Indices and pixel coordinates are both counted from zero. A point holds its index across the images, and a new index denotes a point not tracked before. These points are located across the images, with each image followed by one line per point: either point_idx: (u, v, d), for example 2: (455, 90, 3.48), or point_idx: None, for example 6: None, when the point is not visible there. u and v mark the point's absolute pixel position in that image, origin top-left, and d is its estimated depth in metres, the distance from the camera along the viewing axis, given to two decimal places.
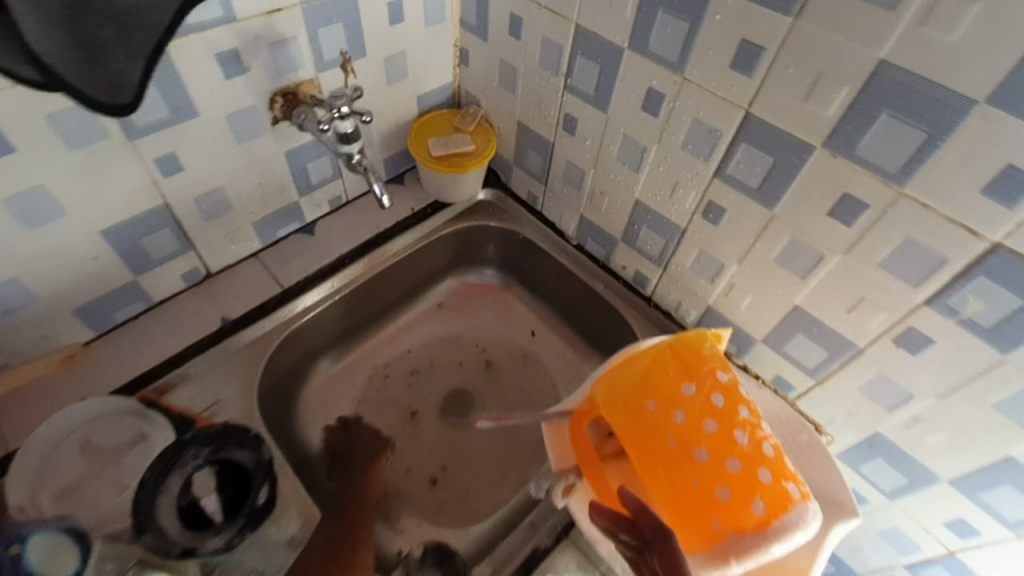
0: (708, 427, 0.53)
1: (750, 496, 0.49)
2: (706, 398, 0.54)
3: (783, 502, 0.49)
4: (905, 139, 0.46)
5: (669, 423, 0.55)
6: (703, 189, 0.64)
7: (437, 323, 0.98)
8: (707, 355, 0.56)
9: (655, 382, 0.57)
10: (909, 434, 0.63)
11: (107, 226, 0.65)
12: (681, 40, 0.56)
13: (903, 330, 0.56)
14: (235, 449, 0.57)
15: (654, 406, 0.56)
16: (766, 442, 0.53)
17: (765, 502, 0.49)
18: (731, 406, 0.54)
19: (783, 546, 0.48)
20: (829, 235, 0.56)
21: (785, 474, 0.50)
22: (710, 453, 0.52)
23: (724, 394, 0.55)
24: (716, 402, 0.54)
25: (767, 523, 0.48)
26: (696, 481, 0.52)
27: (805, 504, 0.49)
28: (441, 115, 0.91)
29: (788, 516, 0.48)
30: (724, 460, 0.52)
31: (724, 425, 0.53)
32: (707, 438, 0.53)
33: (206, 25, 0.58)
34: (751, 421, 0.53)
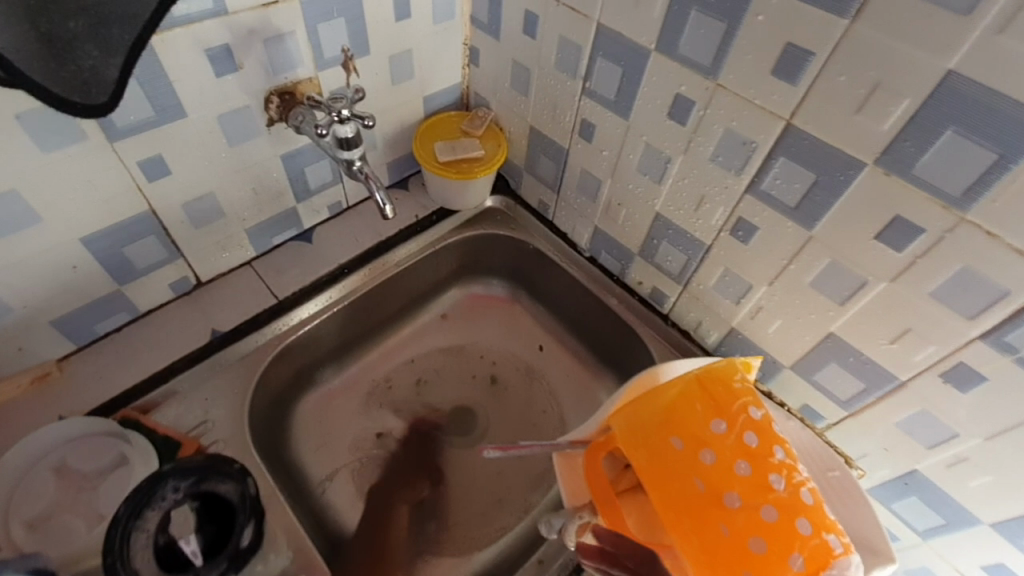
0: (740, 469, 0.49)
1: (788, 550, 0.45)
2: (738, 437, 0.50)
3: (825, 557, 0.44)
4: (971, 159, 0.42)
5: (697, 463, 0.50)
6: (733, 204, 0.59)
7: (441, 335, 0.93)
8: (738, 390, 0.53)
9: (681, 417, 0.53)
10: (949, 475, 0.58)
11: (87, 233, 0.60)
12: (716, 43, 0.51)
13: (952, 366, 0.51)
14: (219, 482, 0.51)
15: (680, 444, 0.51)
16: (805, 487, 0.48)
17: (804, 557, 0.44)
18: (765, 446, 0.50)
19: None
20: (874, 260, 0.51)
21: (825, 524, 0.46)
22: (743, 498, 0.48)
23: (757, 433, 0.51)
24: (749, 442, 0.50)
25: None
26: (726, 530, 0.47)
27: (848, 558, 0.44)
28: (449, 118, 0.86)
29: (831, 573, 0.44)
30: (758, 507, 0.47)
31: (758, 468, 0.49)
32: (739, 481, 0.48)
33: (194, 17, 0.53)
34: (787, 463, 0.49)
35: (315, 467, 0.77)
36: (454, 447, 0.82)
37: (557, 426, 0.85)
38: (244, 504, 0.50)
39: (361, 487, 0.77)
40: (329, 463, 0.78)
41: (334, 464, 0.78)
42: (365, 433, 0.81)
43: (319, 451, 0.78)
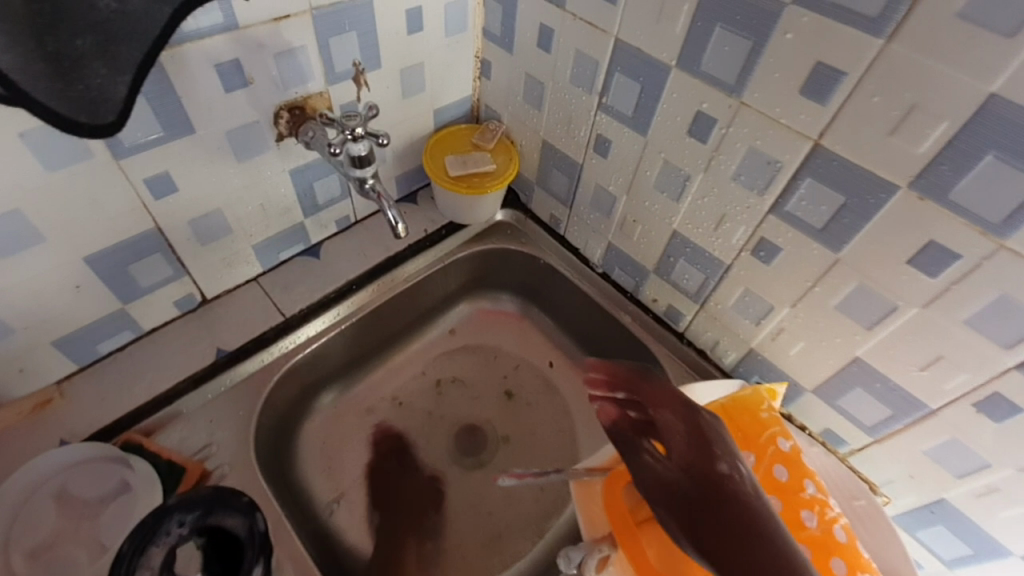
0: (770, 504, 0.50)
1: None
2: (768, 471, 0.52)
3: None
4: (1013, 185, 0.40)
5: None
6: (755, 225, 0.58)
7: (450, 351, 0.91)
8: (764, 420, 0.55)
9: None
10: (980, 505, 0.56)
11: (90, 252, 0.58)
12: (742, 60, 0.50)
13: (986, 395, 0.49)
14: (227, 516, 0.49)
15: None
16: (837, 524, 0.49)
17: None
18: (795, 481, 0.51)
19: None
20: (906, 285, 0.49)
21: (860, 564, 0.47)
22: None
23: (786, 466, 0.52)
24: (778, 475, 0.52)
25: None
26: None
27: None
28: (459, 131, 0.85)
29: None
30: None
31: (789, 504, 0.50)
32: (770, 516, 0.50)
33: (204, 33, 0.51)
34: (818, 499, 0.50)
35: (321, 488, 0.75)
36: (464, 466, 0.80)
37: (570, 445, 0.83)
38: (254, 542, 0.48)
39: (371, 509, 0.75)
40: (336, 484, 0.75)
41: (341, 486, 0.76)
42: (373, 452, 0.80)
43: (326, 471, 0.76)
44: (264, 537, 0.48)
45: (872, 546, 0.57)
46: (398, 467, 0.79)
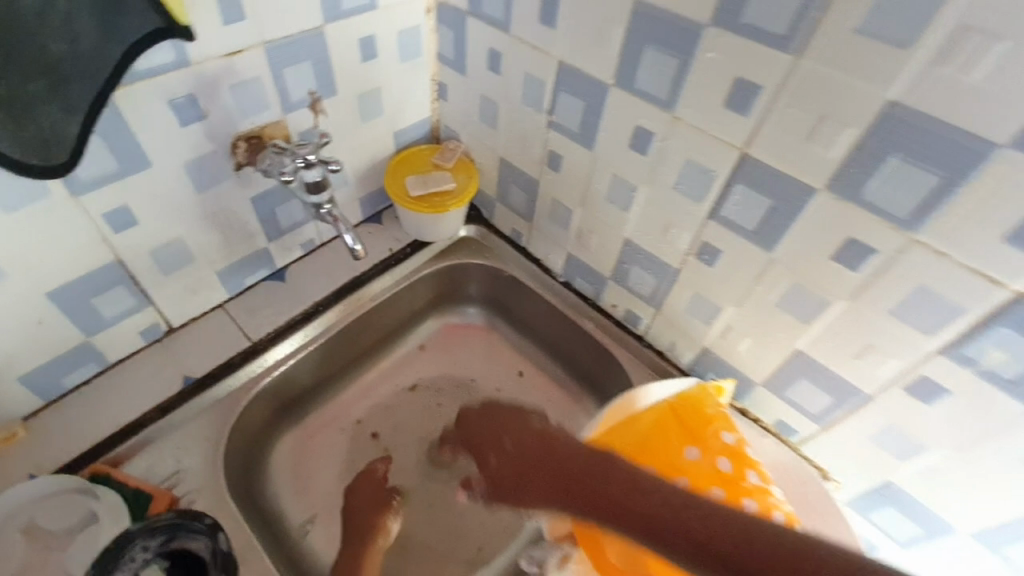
0: (715, 496, 0.54)
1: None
2: (712, 464, 0.56)
3: None
4: (918, 183, 0.42)
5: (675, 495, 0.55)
6: (697, 230, 0.61)
7: (422, 365, 0.93)
8: (711, 415, 0.60)
9: (656, 450, 0.58)
10: (923, 486, 0.58)
11: (52, 288, 0.59)
12: (671, 77, 0.53)
13: (915, 379, 0.52)
14: (191, 539, 0.48)
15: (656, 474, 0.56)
16: (777, 511, 0.52)
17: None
18: (738, 472, 0.55)
19: None
20: (833, 280, 0.52)
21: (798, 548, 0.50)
22: None
23: (730, 458, 0.56)
24: (722, 467, 0.56)
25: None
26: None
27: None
28: (418, 152, 0.87)
29: None
30: None
31: (732, 494, 0.53)
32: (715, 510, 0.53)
33: (157, 70, 0.53)
34: (760, 486, 0.54)
35: (294, 510, 0.76)
36: (436, 478, 0.82)
37: None
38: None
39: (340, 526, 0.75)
40: (309, 506, 0.77)
41: (314, 507, 0.77)
42: (346, 470, 0.81)
43: (300, 493, 0.77)
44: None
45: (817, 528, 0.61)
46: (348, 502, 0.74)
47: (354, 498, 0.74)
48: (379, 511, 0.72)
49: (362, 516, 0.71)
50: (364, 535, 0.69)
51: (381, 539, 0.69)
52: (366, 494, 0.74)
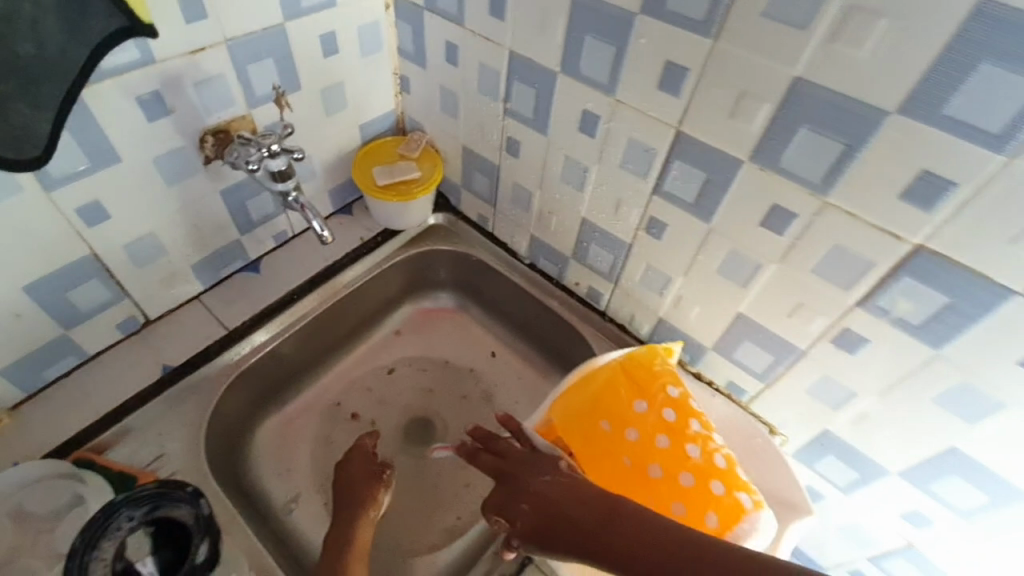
0: (660, 442, 0.60)
1: (704, 509, 0.56)
2: (658, 414, 0.62)
3: (736, 513, 0.55)
4: (826, 150, 0.47)
5: (624, 443, 0.62)
6: (644, 205, 0.66)
7: (397, 349, 0.96)
8: (659, 371, 0.64)
9: (608, 404, 0.64)
10: (856, 432, 0.63)
11: (29, 282, 0.61)
12: (610, 62, 0.57)
13: (840, 332, 0.57)
14: (174, 506, 0.52)
15: (608, 426, 0.63)
16: (719, 454, 0.59)
17: (718, 514, 0.55)
18: (682, 421, 0.62)
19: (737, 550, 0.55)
20: (764, 245, 0.57)
21: (735, 485, 0.57)
22: (664, 469, 0.59)
23: (675, 409, 0.62)
24: (668, 417, 0.62)
25: (721, 534, 0.55)
26: (653, 499, 0.58)
27: (756, 513, 0.55)
28: (385, 143, 0.90)
29: (741, 526, 0.55)
30: (677, 475, 0.58)
31: (676, 440, 0.60)
32: (660, 453, 0.60)
33: (123, 68, 0.56)
34: (701, 434, 0.61)
35: (277, 490, 0.79)
36: (414, 453, 0.86)
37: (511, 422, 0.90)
38: (188, 567, 0.48)
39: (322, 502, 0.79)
40: (292, 486, 0.80)
41: (297, 487, 0.80)
42: (326, 451, 0.84)
43: (282, 474, 0.80)
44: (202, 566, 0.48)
45: (760, 476, 0.68)
46: (340, 475, 0.71)
47: (347, 474, 0.70)
48: (370, 484, 0.68)
49: (353, 490, 0.68)
50: (354, 505, 0.66)
51: (372, 510, 0.66)
52: (359, 468, 0.70)
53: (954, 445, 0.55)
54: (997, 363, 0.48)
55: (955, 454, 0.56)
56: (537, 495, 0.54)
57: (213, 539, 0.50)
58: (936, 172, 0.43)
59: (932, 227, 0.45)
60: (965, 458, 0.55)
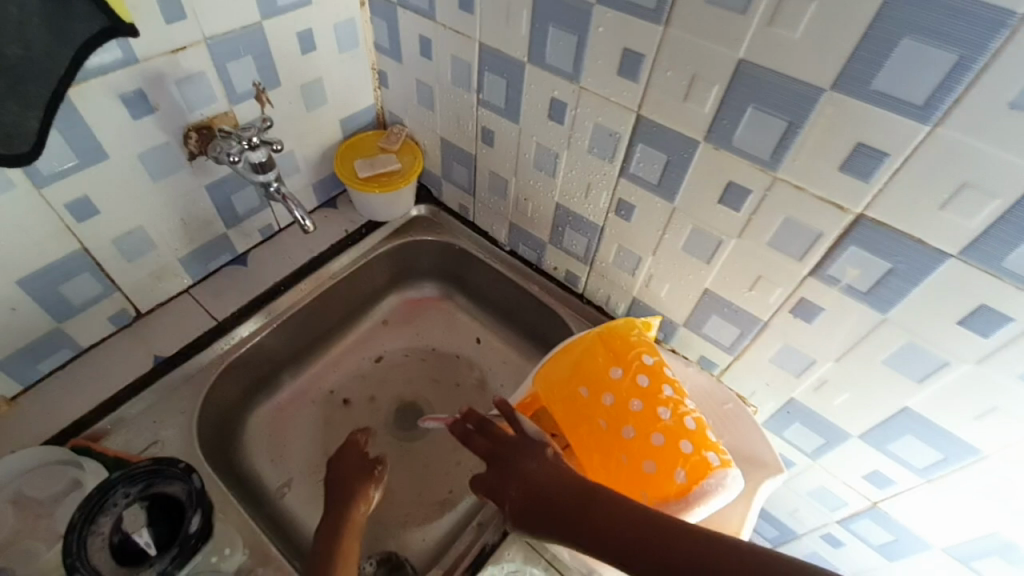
0: (633, 406, 0.61)
1: (673, 466, 0.57)
2: (632, 380, 0.63)
3: (703, 469, 0.56)
4: (772, 127, 0.50)
5: (599, 407, 0.63)
6: (613, 188, 0.69)
7: (385, 338, 0.99)
8: (635, 340, 0.66)
9: (586, 370, 0.65)
10: (818, 397, 0.66)
11: (22, 276, 0.63)
12: (573, 51, 0.60)
13: (797, 301, 0.60)
14: (167, 483, 0.55)
15: (585, 391, 0.64)
16: (690, 417, 0.60)
17: (686, 470, 0.56)
18: (655, 385, 0.62)
19: (704, 506, 0.56)
20: (723, 221, 0.60)
21: (705, 444, 0.58)
22: (636, 430, 0.60)
23: (649, 374, 0.63)
24: (641, 382, 0.63)
25: (689, 489, 0.56)
26: (625, 458, 0.59)
27: (724, 470, 0.56)
28: (366, 138, 0.93)
29: (709, 482, 0.56)
30: (649, 435, 0.59)
31: (648, 403, 0.61)
32: (633, 415, 0.61)
33: (106, 68, 0.58)
34: (673, 398, 0.61)
35: (271, 475, 0.82)
36: (403, 435, 0.88)
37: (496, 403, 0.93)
38: (182, 538, 0.51)
39: (316, 485, 0.81)
40: (285, 471, 0.82)
41: (290, 472, 0.82)
42: (317, 437, 0.87)
43: (275, 460, 0.83)
44: (195, 536, 0.50)
45: (735, 438, 0.69)
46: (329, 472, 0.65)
47: (337, 469, 0.65)
48: (361, 480, 0.63)
49: (343, 485, 0.63)
50: (343, 501, 0.60)
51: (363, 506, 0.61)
52: (349, 464, 0.65)
53: (906, 405, 0.58)
54: (937, 323, 0.51)
55: (908, 413, 0.59)
56: (525, 482, 0.53)
57: (205, 511, 0.53)
58: (870, 144, 0.46)
59: (871, 196, 0.48)
60: (918, 417, 0.58)
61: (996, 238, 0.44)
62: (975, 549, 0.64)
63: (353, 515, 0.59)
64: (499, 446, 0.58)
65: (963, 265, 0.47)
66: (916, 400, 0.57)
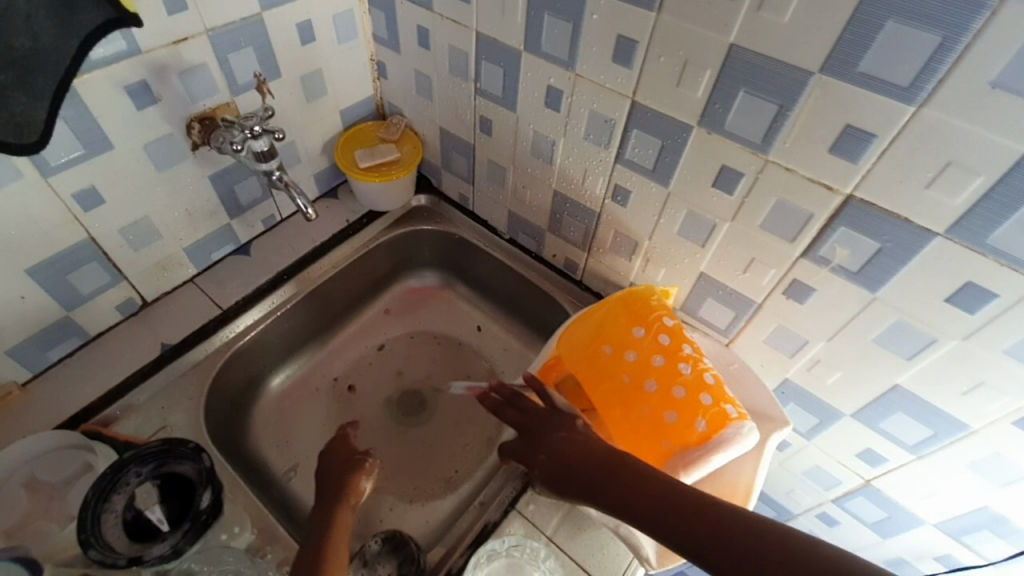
0: (655, 362, 0.63)
1: (694, 416, 0.58)
2: (653, 338, 0.65)
3: (722, 420, 0.57)
4: (763, 111, 0.52)
5: (623, 363, 0.65)
6: (609, 174, 0.70)
7: (386, 327, 1.01)
8: (654, 304, 0.67)
9: (609, 331, 0.68)
10: (811, 377, 0.68)
11: (31, 265, 0.65)
12: (568, 39, 0.61)
13: (790, 283, 0.61)
14: (177, 463, 0.56)
15: (609, 349, 0.67)
16: (709, 372, 0.62)
17: (706, 420, 0.58)
18: (676, 344, 0.64)
19: (723, 454, 0.57)
20: (716, 205, 0.61)
21: (724, 398, 0.59)
22: (658, 383, 0.62)
23: (670, 334, 0.65)
24: (663, 341, 0.64)
25: (709, 437, 0.57)
26: (647, 409, 0.61)
27: (741, 421, 0.57)
28: (365, 129, 0.94)
29: (727, 431, 0.57)
30: (670, 388, 0.61)
31: (670, 359, 0.63)
32: (655, 370, 0.63)
33: (111, 59, 0.59)
34: (693, 355, 0.63)
35: (277, 461, 0.83)
36: (406, 420, 0.90)
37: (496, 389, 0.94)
38: (193, 513, 0.53)
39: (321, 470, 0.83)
40: (290, 457, 0.84)
41: (296, 457, 0.84)
42: (321, 423, 0.88)
43: (280, 446, 0.85)
44: (205, 512, 0.52)
45: (747, 394, 0.70)
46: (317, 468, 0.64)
47: (326, 462, 0.64)
48: (348, 472, 0.62)
49: (334, 477, 0.62)
50: (333, 493, 0.59)
51: (353, 499, 0.59)
52: (338, 457, 0.64)
53: (897, 382, 0.59)
54: (924, 301, 0.52)
55: (899, 391, 0.60)
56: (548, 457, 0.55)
57: (215, 488, 0.55)
58: (857, 126, 0.47)
59: (859, 177, 0.49)
60: (908, 394, 0.59)
61: (980, 216, 0.45)
62: (965, 523, 0.66)
63: (342, 506, 0.58)
64: (528, 420, 0.60)
65: (950, 243, 0.48)
66: (906, 377, 0.58)
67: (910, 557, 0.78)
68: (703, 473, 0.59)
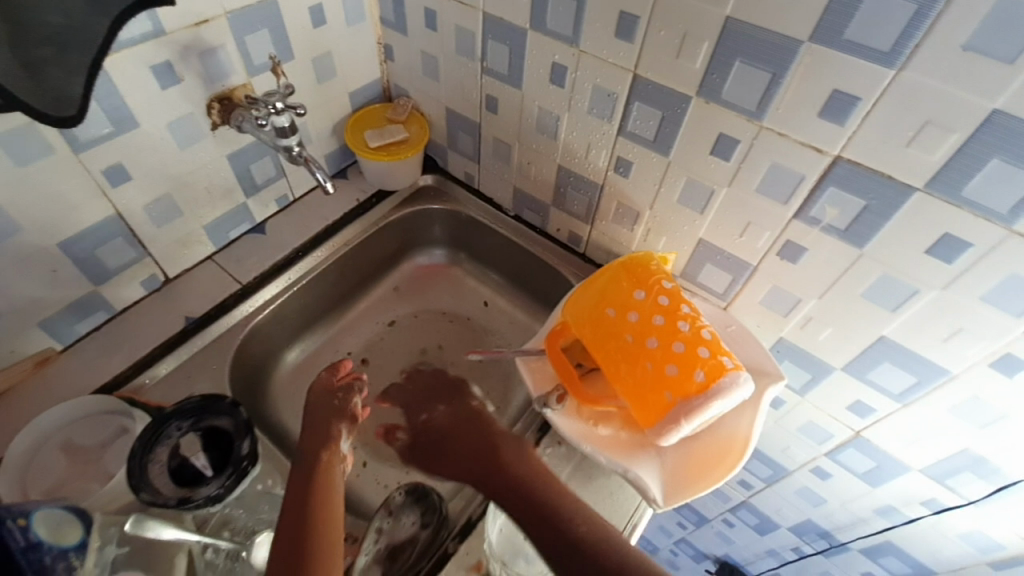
0: (656, 321, 0.67)
1: (693, 368, 0.62)
2: (654, 300, 0.68)
3: (719, 370, 0.61)
4: (757, 80, 0.55)
5: (626, 323, 0.69)
6: (612, 147, 0.74)
7: (396, 303, 1.04)
8: (653, 268, 0.72)
9: (612, 294, 0.71)
10: (804, 334, 0.72)
11: (63, 238, 0.68)
12: (572, 16, 0.65)
13: (783, 244, 0.65)
14: (216, 416, 0.60)
15: (612, 311, 0.70)
16: (705, 330, 0.65)
17: (705, 371, 0.61)
18: (675, 304, 0.68)
19: (721, 401, 0.60)
20: (713, 172, 0.65)
21: (721, 350, 0.63)
22: (659, 340, 0.65)
23: (669, 295, 0.68)
24: (663, 302, 0.68)
25: (706, 386, 0.60)
26: (650, 365, 0.65)
27: (737, 371, 0.60)
28: (373, 110, 0.97)
29: (724, 380, 0.60)
30: (671, 344, 0.64)
31: (670, 318, 0.66)
32: (656, 329, 0.66)
33: (136, 40, 0.62)
34: (691, 314, 0.67)
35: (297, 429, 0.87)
36: None
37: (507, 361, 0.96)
38: (234, 460, 0.56)
39: None
40: None
41: None
42: None
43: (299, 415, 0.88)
44: (247, 457, 0.56)
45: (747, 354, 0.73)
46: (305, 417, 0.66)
47: (310, 420, 0.65)
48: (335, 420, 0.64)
49: (319, 426, 0.64)
50: (312, 458, 0.60)
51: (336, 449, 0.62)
52: (321, 408, 0.66)
53: (883, 333, 0.64)
54: (908, 254, 0.56)
55: (885, 342, 0.64)
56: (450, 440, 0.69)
57: (253, 438, 0.58)
58: (844, 91, 0.51)
59: (847, 138, 0.53)
60: (894, 344, 0.64)
61: (956, 169, 0.49)
62: (948, 466, 0.71)
63: (321, 465, 0.59)
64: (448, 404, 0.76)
65: (928, 197, 0.52)
66: (891, 328, 0.63)
67: (898, 505, 0.83)
68: (704, 422, 0.62)
